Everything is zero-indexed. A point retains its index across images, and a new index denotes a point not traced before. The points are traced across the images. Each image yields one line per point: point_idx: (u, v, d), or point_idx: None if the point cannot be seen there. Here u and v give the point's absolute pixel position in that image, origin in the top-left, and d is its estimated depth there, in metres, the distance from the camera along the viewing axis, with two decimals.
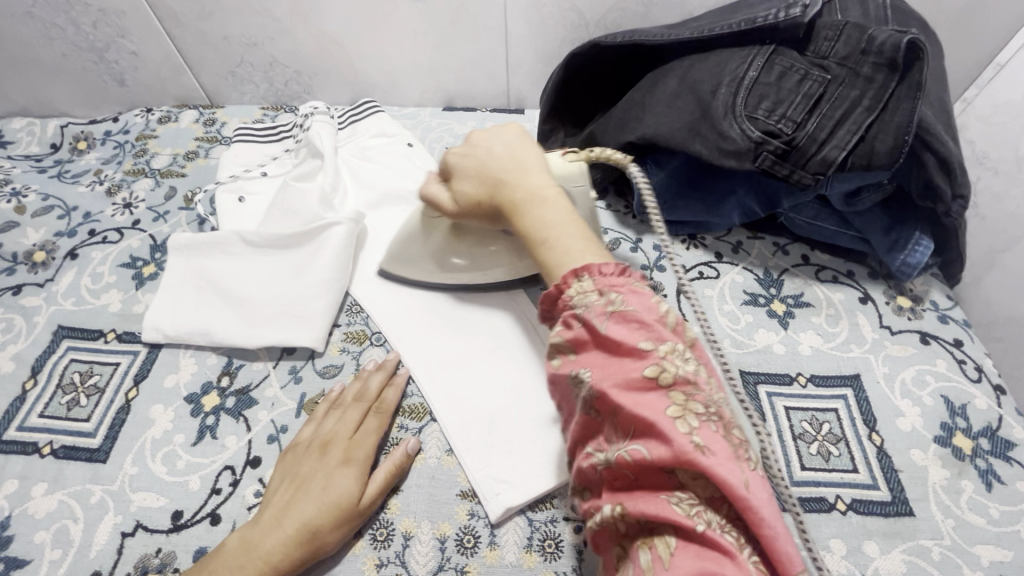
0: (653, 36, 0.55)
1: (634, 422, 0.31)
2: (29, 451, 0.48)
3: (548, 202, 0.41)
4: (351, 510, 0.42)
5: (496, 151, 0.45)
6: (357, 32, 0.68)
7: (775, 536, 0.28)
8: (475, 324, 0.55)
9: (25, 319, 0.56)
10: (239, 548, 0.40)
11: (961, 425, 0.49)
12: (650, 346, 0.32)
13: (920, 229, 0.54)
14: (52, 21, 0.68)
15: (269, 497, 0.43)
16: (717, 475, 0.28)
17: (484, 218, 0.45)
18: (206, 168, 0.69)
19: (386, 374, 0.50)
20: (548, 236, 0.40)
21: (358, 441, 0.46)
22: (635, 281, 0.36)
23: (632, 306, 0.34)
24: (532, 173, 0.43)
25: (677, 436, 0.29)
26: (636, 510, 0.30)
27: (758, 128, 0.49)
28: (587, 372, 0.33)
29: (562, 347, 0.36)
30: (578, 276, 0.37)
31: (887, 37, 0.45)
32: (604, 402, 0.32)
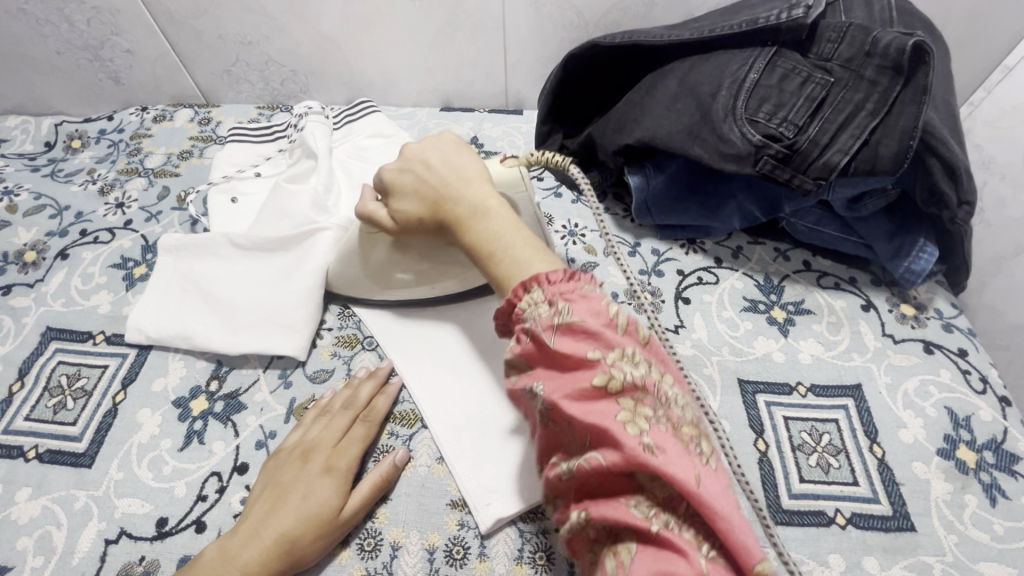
0: (652, 36, 0.54)
1: (587, 431, 0.30)
2: (15, 454, 0.47)
3: (492, 213, 0.40)
4: (332, 522, 0.41)
5: (434, 167, 0.44)
6: (353, 31, 0.67)
7: (733, 531, 0.27)
8: (425, 335, 0.54)
9: (14, 320, 0.55)
10: (218, 558, 0.40)
11: (964, 438, 0.48)
12: (597, 355, 0.31)
13: (924, 235, 0.53)
14: (46, 19, 0.67)
15: (252, 504, 0.43)
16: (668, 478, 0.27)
17: (429, 233, 0.45)
18: (200, 168, 0.68)
19: (377, 382, 0.50)
20: (495, 248, 0.39)
21: (342, 450, 0.45)
22: (584, 284, 0.34)
23: (579, 316, 0.32)
24: (473, 185, 0.42)
25: (627, 441, 0.28)
26: (597, 515, 0.29)
27: (758, 132, 0.48)
28: (539, 386, 0.32)
29: (518, 363, 0.35)
30: (527, 288, 0.35)
31: (893, 39, 0.44)
32: (558, 414, 0.31)
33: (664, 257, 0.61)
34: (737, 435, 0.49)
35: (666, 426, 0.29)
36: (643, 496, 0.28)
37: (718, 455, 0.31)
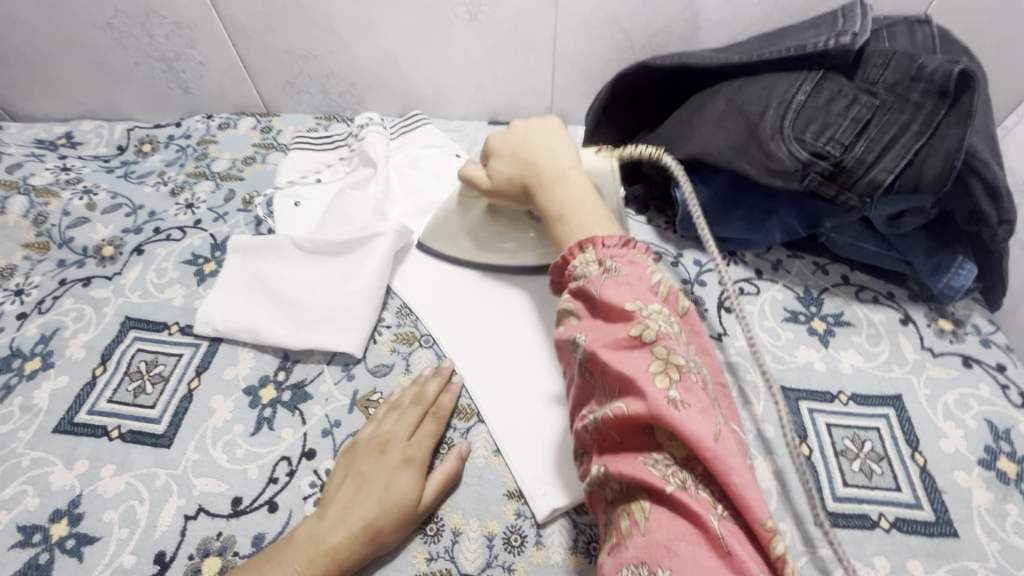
0: (700, 58, 0.57)
1: (619, 380, 0.33)
2: (98, 433, 0.51)
3: (570, 182, 0.46)
4: (414, 509, 0.44)
5: (530, 141, 0.49)
6: (412, 48, 0.71)
7: (740, 486, 0.29)
8: (489, 297, 0.59)
9: (95, 310, 0.59)
10: (305, 540, 0.42)
11: (1005, 449, 0.49)
12: (635, 308, 0.35)
13: (964, 252, 0.54)
14: (128, 32, 0.72)
15: (332, 492, 0.45)
16: (687, 425, 0.30)
17: (514, 197, 0.50)
18: (264, 173, 0.72)
19: (442, 380, 0.52)
20: (565, 211, 0.44)
21: (416, 444, 0.47)
22: (636, 253, 0.39)
23: (624, 272, 0.37)
24: (562, 156, 0.48)
25: (653, 391, 0.31)
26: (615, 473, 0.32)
27: (806, 150, 0.51)
28: (582, 337, 0.36)
29: (568, 313, 0.39)
30: (583, 248, 0.40)
31: (938, 66, 0.47)
32: (596, 362, 0.35)
33: (705, 268, 0.63)
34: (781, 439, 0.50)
35: (690, 380, 0.32)
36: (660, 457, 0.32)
37: (725, 417, 0.34)
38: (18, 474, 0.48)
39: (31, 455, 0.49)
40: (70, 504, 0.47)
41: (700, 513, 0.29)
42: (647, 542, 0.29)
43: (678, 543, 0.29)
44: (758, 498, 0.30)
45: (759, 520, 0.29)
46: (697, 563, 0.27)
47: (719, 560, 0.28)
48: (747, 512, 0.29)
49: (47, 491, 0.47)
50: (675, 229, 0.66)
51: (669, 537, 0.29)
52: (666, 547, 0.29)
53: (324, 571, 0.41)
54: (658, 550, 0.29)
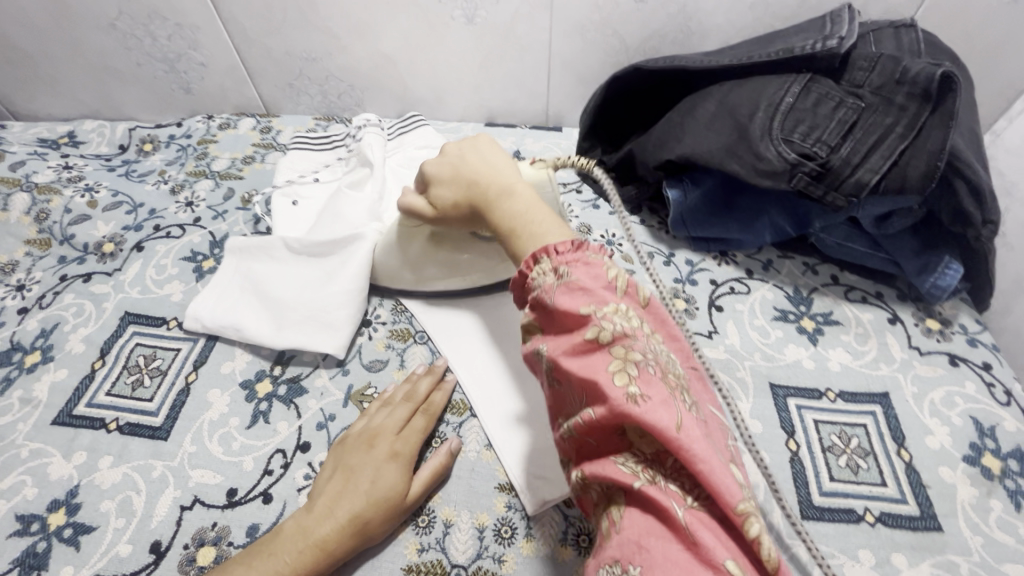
0: (692, 61, 0.58)
1: (583, 385, 0.33)
2: (97, 425, 0.51)
3: (518, 196, 0.44)
4: (400, 501, 0.44)
5: (470, 161, 0.48)
6: (411, 50, 0.72)
7: (710, 472, 0.29)
8: (442, 324, 0.58)
9: (95, 305, 0.60)
10: (296, 531, 0.43)
11: (990, 446, 0.50)
12: (591, 311, 0.34)
13: (950, 253, 0.55)
14: (132, 33, 0.74)
15: (324, 484, 0.46)
16: (648, 419, 0.29)
17: (463, 218, 0.48)
18: (262, 173, 0.73)
19: (434, 378, 0.53)
20: (516, 225, 0.42)
21: (405, 438, 0.48)
22: (591, 254, 0.37)
23: (578, 277, 0.36)
24: (502, 172, 0.46)
25: (614, 391, 0.31)
26: (591, 475, 0.32)
27: (793, 151, 0.52)
28: (544, 346, 0.36)
29: (529, 327, 0.39)
30: (538, 259, 0.38)
31: (921, 68, 0.48)
32: (560, 370, 0.35)
33: (697, 267, 0.64)
34: (769, 435, 0.51)
35: (650, 372, 0.31)
36: (632, 454, 0.31)
37: (698, 401, 0.33)
38: (16, 465, 0.49)
39: (30, 446, 0.50)
40: (68, 494, 0.47)
41: (668, 506, 0.29)
42: (621, 542, 0.30)
43: (648, 538, 0.29)
44: (733, 482, 0.29)
45: (729, 504, 0.28)
46: (665, 558, 0.27)
47: (687, 552, 0.28)
48: (719, 497, 0.28)
49: (45, 482, 0.48)
50: (667, 230, 0.67)
51: (640, 534, 0.29)
52: (637, 544, 0.29)
53: (312, 562, 0.41)
54: (631, 548, 0.29)
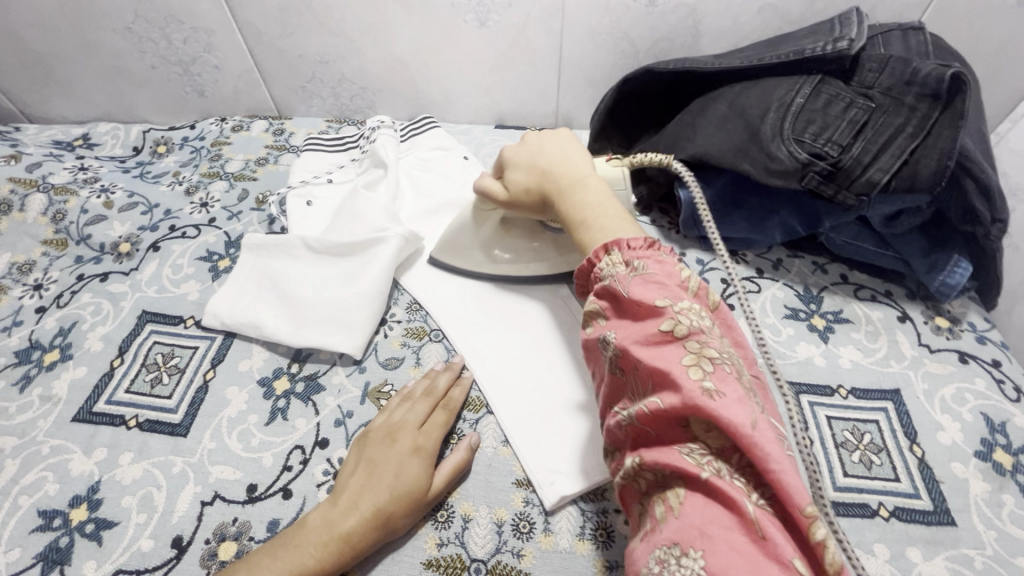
0: (703, 63, 0.60)
1: (653, 373, 0.34)
2: (117, 422, 0.52)
3: (589, 189, 0.47)
4: (424, 495, 0.45)
5: (545, 152, 0.50)
6: (423, 53, 0.73)
7: (783, 472, 0.29)
8: (514, 310, 0.60)
9: (113, 304, 0.61)
10: (321, 526, 0.43)
11: (1001, 442, 0.51)
12: (667, 305, 0.36)
13: (959, 251, 0.56)
14: (147, 36, 0.75)
15: (346, 479, 0.46)
16: (724, 412, 0.30)
17: (533, 207, 0.51)
18: (276, 174, 0.74)
19: (454, 374, 0.53)
20: (587, 216, 0.45)
21: (426, 433, 0.48)
22: (662, 253, 0.41)
23: (652, 271, 0.39)
24: (577, 164, 0.49)
25: (688, 382, 0.32)
26: (651, 462, 0.33)
27: (805, 151, 0.52)
28: (612, 334, 0.38)
29: (595, 314, 0.41)
30: (608, 251, 0.42)
31: (931, 69, 0.49)
32: (627, 358, 0.36)
33: (708, 266, 0.65)
34: None
35: (723, 370, 0.33)
36: (696, 447, 0.32)
37: (766, 409, 0.34)
38: (37, 461, 0.50)
39: (51, 442, 0.51)
40: (89, 490, 0.48)
41: (734, 496, 0.30)
42: (680, 525, 0.30)
43: (711, 526, 0.29)
44: (802, 485, 0.29)
45: (800, 506, 0.29)
46: (729, 546, 0.28)
47: (755, 545, 0.28)
48: (790, 499, 0.29)
49: (66, 478, 0.49)
50: (678, 230, 0.68)
51: (702, 519, 0.30)
52: (700, 531, 0.29)
53: (335, 553, 0.41)
54: (693, 532, 0.29)
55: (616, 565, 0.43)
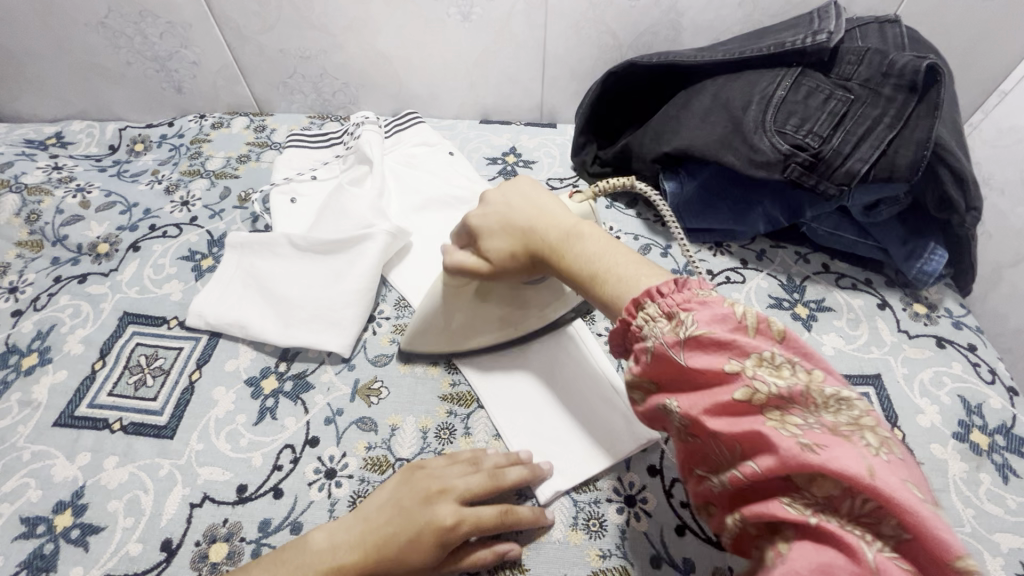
0: (685, 57, 0.60)
1: (736, 443, 0.30)
2: (100, 426, 0.51)
3: (585, 236, 0.43)
4: (418, 572, 0.41)
5: (516, 208, 0.47)
6: (406, 47, 0.73)
7: (917, 521, 0.25)
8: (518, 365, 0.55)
9: (93, 306, 0.59)
10: (324, 549, 0.41)
11: (977, 423, 0.52)
12: (736, 366, 0.31)
13: (934, 239, 0.58)
14: (121, 31, 0.73)
15: (370, 502, 0.44)
16: (833, 469, 0.26)
17: (526, 267, 0.47)
18: (258, 171, 0.73)
19: (528, 473, 0.46)
20: (597, 269, 0.41)
21: (462, 518, 0.42)
22: (700, 292, 0.34)
23: (703, 326, 0.32)
24: (557, 216, 0.45)
25: (781, 446, 0.28)
26: (750, 514, 0.30)
27: (786, 142, 0.53)
28: (674, 401, 0.33)
29: (644, 381, 0.36)
30: (640, 304, 0.36)
31: (907, 62, 0.50)
32: (699, 428, 0.32)
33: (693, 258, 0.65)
34: None
35: (818, 426, 0.28)
36: (799, 495, 0.28)
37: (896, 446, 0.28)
38: (19, 467, 0.49)
39: (33, 448, 0.50)
40: (74, 495, 0.47)
41: (851, 540, 0.26)
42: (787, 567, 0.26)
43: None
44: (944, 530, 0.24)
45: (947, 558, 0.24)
46: None
47: None
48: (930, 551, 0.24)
49: (49, 483, 0.48)
50: (663, 223, 0.69)
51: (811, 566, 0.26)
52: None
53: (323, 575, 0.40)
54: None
55: (610, 553, 0.44)
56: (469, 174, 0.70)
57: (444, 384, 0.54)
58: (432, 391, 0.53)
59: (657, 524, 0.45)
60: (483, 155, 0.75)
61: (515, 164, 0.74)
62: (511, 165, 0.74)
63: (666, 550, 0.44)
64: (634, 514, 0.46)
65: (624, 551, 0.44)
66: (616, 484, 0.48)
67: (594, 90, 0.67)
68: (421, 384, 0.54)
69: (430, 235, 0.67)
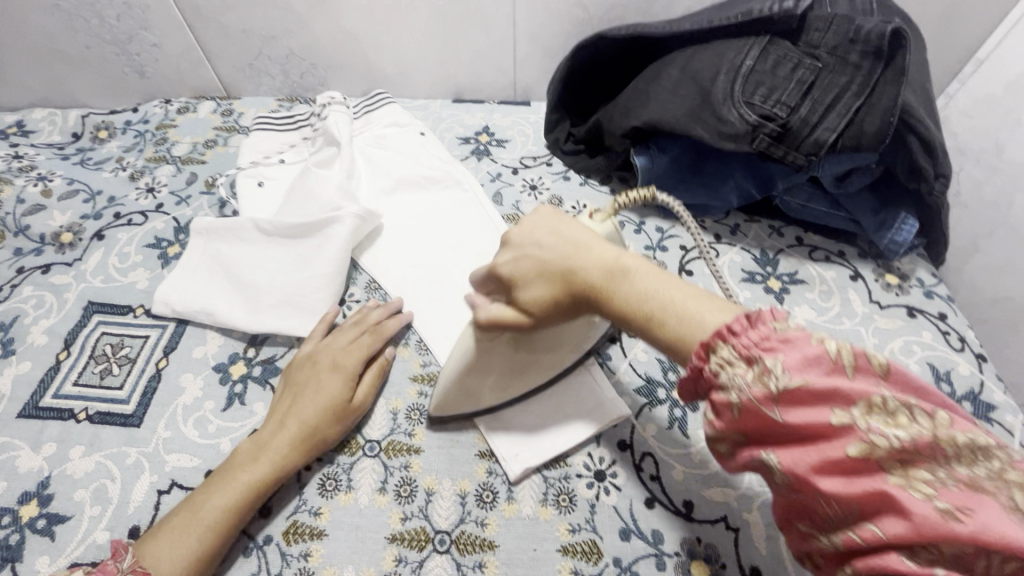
0: (653, 28, 0.59)
1: (854, 505, 0.25)
2: (65, 416, 0.50)
3: (634, 271, 0.36)
4: (344, 412, 0.48)
5: (547, 245, 0.39)
6: (373, 25, 0.71)
7: None
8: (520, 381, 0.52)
9: (56, 296, 0.58)
10: (251, 448, 0.46)
11: (945, 390, 0.53)
12: (845, 419, 0.25)
13: (906, 209, 0.58)
14: (77, 14, 0.70)
15: (274, 405, 0.49)
16: (989, 541, 0.22)
17: (571, 311, 0.40)
18: (225, 156, 0.71)
19: (385, 308, 0.56)
20: (654, 309, 0.34)
21: (347, 354, 0.51)
22: (782, 329, 0.28)
23: (799, 374, 0.27)
24: (594, 247, 0.38)
25: (918, 511, 0.23)
26: (865, 567, 0.25)
27: (755, 113, 0.53)
28: (771, 455, 0.28)
29: (725, 433, 0.30)
30: (713, 347, 0.30)
31: (873, 27, 0.49)
32: (805, 487, 0.27)
33: (667, 233, 0.65)
34: None
35: (953, 481, 0.24)
36: None
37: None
38: None
39: None
40: (39, 486, 0.46)
41: None
42: None
43: None
44: None
45: None
46: None
47: None
48: None
49: (14, 474, 0.47)
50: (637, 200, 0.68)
51: None
52: None
53: (274, 472, 0.45)
54: None
55: (580, 527, 0.44)
56: (441, 154, 0.69)
57: (414, 364, 0.54)
58: (402, 371, 0.53)
59: (626, 498, 0.46)
60: (455, 135, 0.74)
61: (488, 143, 0.73)
62: (483, 144, 0.73)
63: (636, 525, 0.44)
64: (604, 489, 0.46)
65: (593, 525, 0.44)
66: (587, 459, 0.48)
67: (566, 62, 0.65)
68: (393, 366, 0.54)
69: (403, 217, 0.66)
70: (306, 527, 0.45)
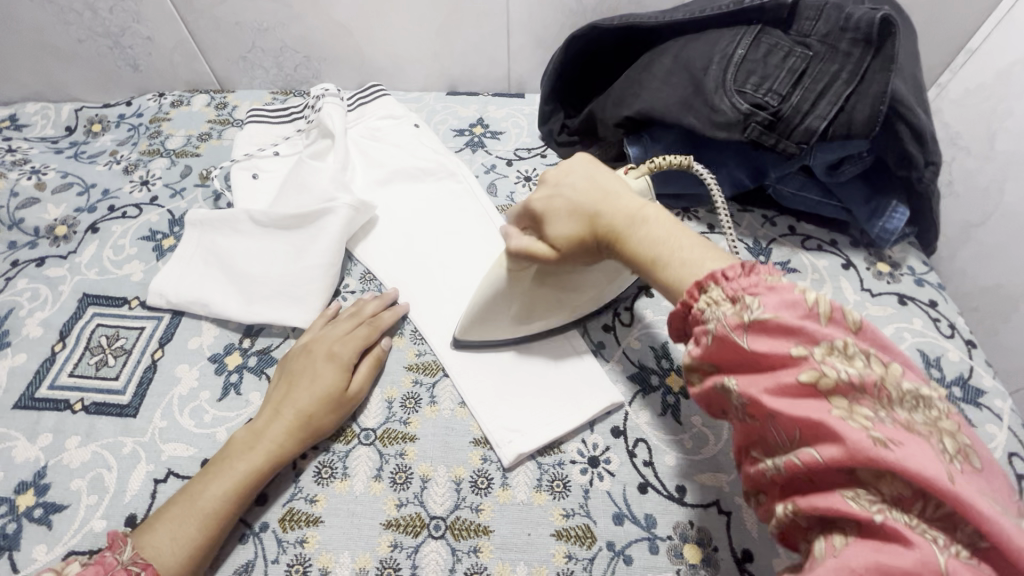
0: (646, 18, 0.59)
1: (795, 428, 0.27)
2: (61, 407, 0.50)
3: (653, 219, 0.37)
4: (340, 401, 0.48)
5: (580, 186, 0.41)
6: (367, 17, 0.71)
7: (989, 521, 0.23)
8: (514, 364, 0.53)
9: (51, 288, 0.58)
10: (245, 437, 0.46)
11: (935, 376, 0.53)
12: (805, 351, 0.27)
13: (897, 198, 0.58)
14: (69, 7, 0.70)
15: (270, 395, 0.49)
16: (911, 472, 0.24)
17: (589, 253, 0.41)
18: (219, 149, 0.71)
19: (381, 299, 0.56)
20: (660, 254, 0.36)
21: (344, 343, 0.51)
22: (768, 276, 0.30)
23: (771, 311, 0.28)
24: (622, 194, 0.39)
25: (850, 436, 0.25)
26: (805, 503, 0.27)
27: (746, 101, 0.53)
28: (732, 381, 0.30)
29: (698, 363, 0.33)
30: (704, 287, 0.32)
31: (863, 14, 0.50)
32: (758, 410, 0.29)
33: None
34: None
35: (890, 420, 0.25)
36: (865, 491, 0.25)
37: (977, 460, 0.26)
38: None
39: None
40: (35, 476, 0.47)
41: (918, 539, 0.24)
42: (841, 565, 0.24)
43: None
44: None
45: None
46: None
47: None
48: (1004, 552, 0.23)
49: (11, 464, 0.47)
50: None
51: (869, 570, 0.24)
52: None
53: (268, 460, 0.45)
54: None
55: (574, 512, 0.45)
56: (435, 146, 0.69)
57: (410, 354, 0.54)
58: (397, 361, 0.54)
59: (620, 484, 0.46)
60: (449, 127, 0.74)
61: (482, 135, 0.73)
62: (477, 136, 0.73)
63: (630, 510, 0.45)
64: (598, 475, 0.47)
65: (587, 510, 0.45)
66: (581, 446, 0.48)
67: (559, 52, 0.65)
68: (388, 356, 0.54)
69: (405, 204, 0.66)
70: (302, 515, 0.45)
